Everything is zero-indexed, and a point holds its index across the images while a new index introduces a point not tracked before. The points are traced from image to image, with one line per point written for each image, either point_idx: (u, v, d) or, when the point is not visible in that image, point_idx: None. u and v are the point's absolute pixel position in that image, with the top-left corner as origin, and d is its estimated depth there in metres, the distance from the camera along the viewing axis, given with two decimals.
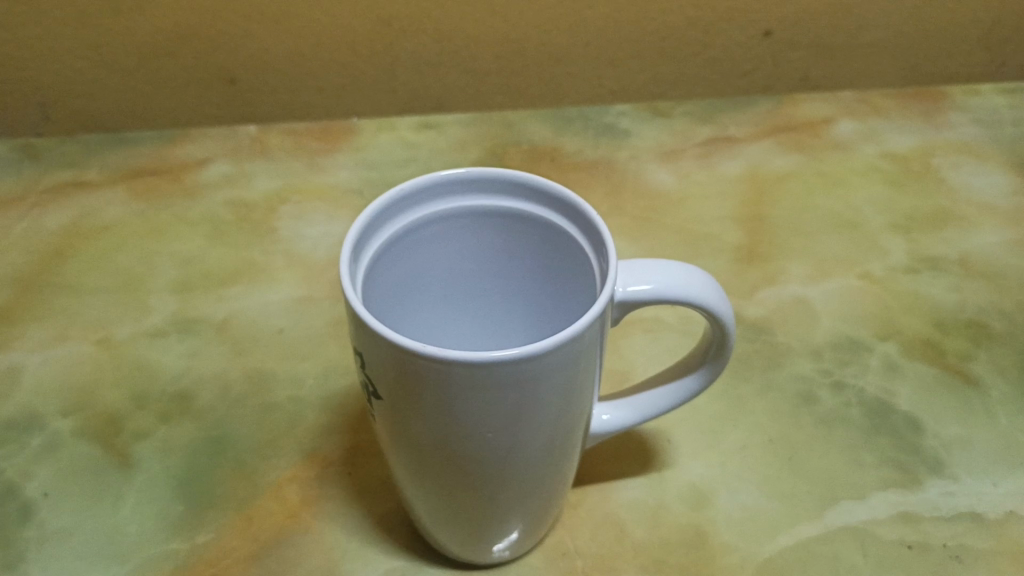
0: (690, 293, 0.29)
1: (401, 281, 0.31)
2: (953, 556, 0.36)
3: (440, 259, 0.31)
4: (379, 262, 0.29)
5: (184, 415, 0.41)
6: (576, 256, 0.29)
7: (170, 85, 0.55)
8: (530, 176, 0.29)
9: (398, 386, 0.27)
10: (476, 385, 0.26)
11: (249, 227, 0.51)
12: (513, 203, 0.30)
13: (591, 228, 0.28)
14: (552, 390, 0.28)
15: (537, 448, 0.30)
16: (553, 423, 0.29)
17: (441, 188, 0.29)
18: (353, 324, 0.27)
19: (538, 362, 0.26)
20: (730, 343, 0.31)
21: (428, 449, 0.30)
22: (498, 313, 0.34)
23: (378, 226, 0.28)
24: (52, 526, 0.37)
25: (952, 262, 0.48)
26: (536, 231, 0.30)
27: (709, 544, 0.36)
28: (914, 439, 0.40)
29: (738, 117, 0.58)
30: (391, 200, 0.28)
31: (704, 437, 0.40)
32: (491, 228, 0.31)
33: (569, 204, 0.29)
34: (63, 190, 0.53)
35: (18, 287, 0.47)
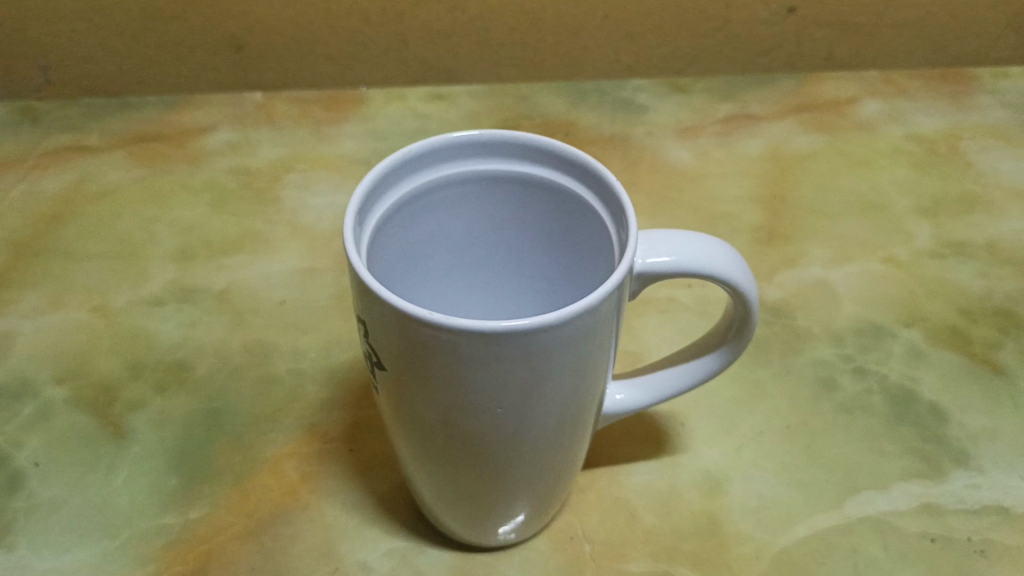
0: (713, 267, 0.27)
1: (408, 249, 0.29)
2: (978, 551, 0.34)
3: (449, 226, 0.30)
4: (385, 227, 0.27)
5: (180, 386, 0.40)
6: (593, 225, 0.28)
7: (174, 50, 0.54)
8: (547, 139, 0.27)
9: (403, 357, 0.26)
10: (486, 357, 0.25)
11: (252, 196, 0.50)
12: (528, 168, 0.28)
13: (611, 195, 0.26)
14: (566, 365, 0.26)
15: (547, 426, 0.28)
16: (565, 400, 0.28)
17: (453, 150, 0.28)
18: (357, 290, 0.26)
19: (551, 334, 0.24)
20: (753, 321, 0.29)
21: (433, 425, 0.28)
22: (510, 284, 0.32)
23: (385, 188, 0.27)
24: (41, 497, 0.36)
25: (980, 247, 0.47)
26: (551, 199, 0.29)
27: (723, 532, 0.35)
28: (938, 429, 0.38)
29: (759, 95, 0.57)
30: (399, 161, 0.27)
31: (719, 422, 0.39)
32: (504, 194, 0.29)
33: (588, 170, 0.27)
34: (62, 154, 0.52)
35: (13, 250, 0.46)
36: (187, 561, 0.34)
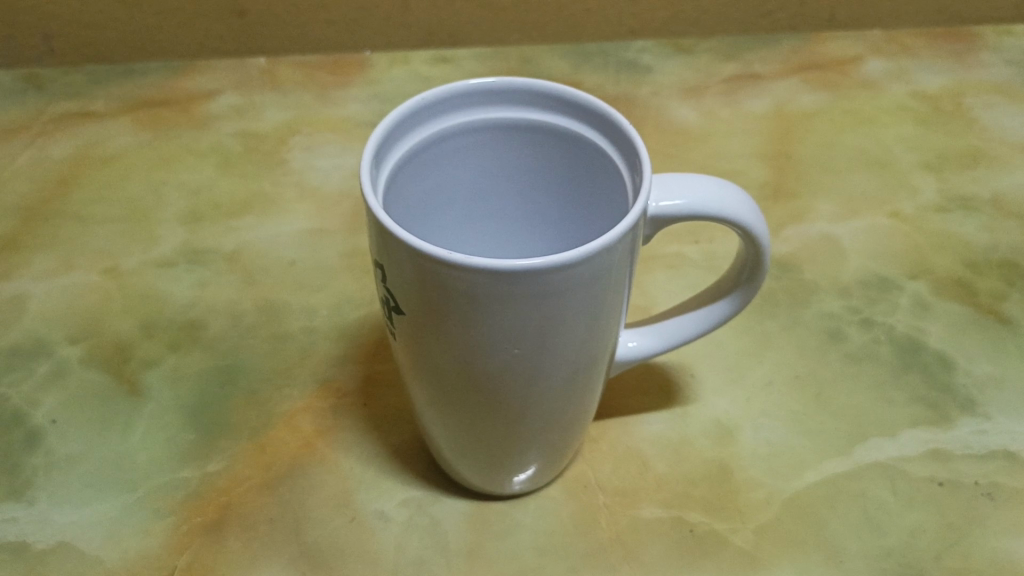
0: (723, 209, 0.27)
1: (422, 196, 0.30)
2: (986, 494, 0.35)
3: (463, 173, 0.30)
4: (399, 174, 0.28)
5: (194, 344, 0.40)
6: (606, 171, 0.28)
7: (176, 16, 0.54)
8: (559, 84, 0.27)
9: (421, 301, 0.26)
10: (503, 297, 0.25)
11: (260, 158, 0.50)
12: (541, 115, 0.28)
13: (624, 140, 0.27)
14: (582, 307, 0.26)
15: (563, 370, 0.29)
16: (581, 343, 0.28)
17: (465, 98, 0.28)
18: (373, 233, 0.26)
19: (569, 274, 0.25)
20: (764, 265, 0.30)
21: (450, 369, 0.28)
22: (522, 229, 0.33)
23: (400, 136, 0.27)
24: (61, 453, 0.36)
25: (984, 201, 0.47)
26: (564, 145, 0.29)
27: (734, 478, 0.35)
28: (945, 377, 0.39)
29: (763, 54, 0.57)
30: (414, 107, 0.27)
31: (728, 373, 0.39)
32: (518, 141, 0.29)
33: (600, 115, 0.27)
34: (68, 119, 0.52)
35: (23, 215, 0.46)
36: (206, 513, 0.34)
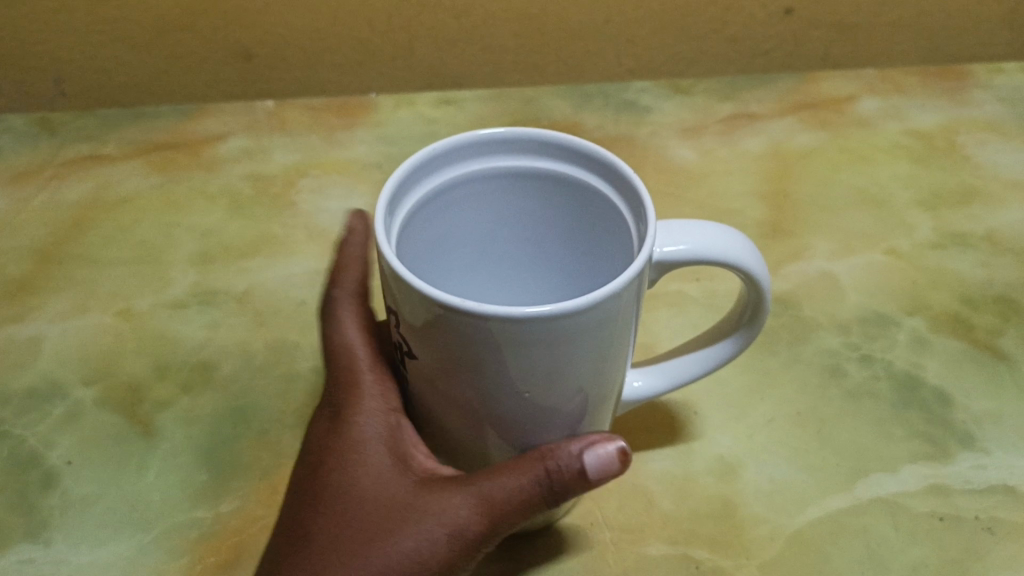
0: (726, 254, 0.28)
1: (433, 242, 0.31)
2: (985, 529, 0.35)
3: (473, 221, 0.31)
4: (412, 221, 0.29)
5: (206, 385, 0.41)
6: (612, 217, 0.29)
7: (186, 61, 0.55)
8: (566, 135, 0.28)
9: (436, 345, 0.26)
10: (515, 342, 0.25)
11: (268, 200, 0.51)
12: (548, 164, 0.29)
13: (630, 189, 0.27)
14: (593, 350, 0.27)
15: (574, 412, 0.29)
16: (592, 384, 0.28)
17: (475, 149, 0.29)
18: (388, 279, 0.26)
19: (578, 319, 0.25)
20: (765, 307, 0.30)
21: (465, 410, 0.29)
22: (531, 274, 0.34)
23: (412, 185, 0.28)
24: (76, 494, 0.37)
25: (979, 238, 0.48)
26: (570, 192, 0.30)
27: (738, 515, 0.36)
28: (943, 412, 0.40)
29: (760, 94, 0.58)
30: (425, 158, 0.28)
31: (731, 410, 0.40)
32: (526, 190, 0.30)
33: (605, 164, 0.28)
34: (80, 163, 0.53)
35: (37, 259, 0.47)
36: (219, 553, 0.35)
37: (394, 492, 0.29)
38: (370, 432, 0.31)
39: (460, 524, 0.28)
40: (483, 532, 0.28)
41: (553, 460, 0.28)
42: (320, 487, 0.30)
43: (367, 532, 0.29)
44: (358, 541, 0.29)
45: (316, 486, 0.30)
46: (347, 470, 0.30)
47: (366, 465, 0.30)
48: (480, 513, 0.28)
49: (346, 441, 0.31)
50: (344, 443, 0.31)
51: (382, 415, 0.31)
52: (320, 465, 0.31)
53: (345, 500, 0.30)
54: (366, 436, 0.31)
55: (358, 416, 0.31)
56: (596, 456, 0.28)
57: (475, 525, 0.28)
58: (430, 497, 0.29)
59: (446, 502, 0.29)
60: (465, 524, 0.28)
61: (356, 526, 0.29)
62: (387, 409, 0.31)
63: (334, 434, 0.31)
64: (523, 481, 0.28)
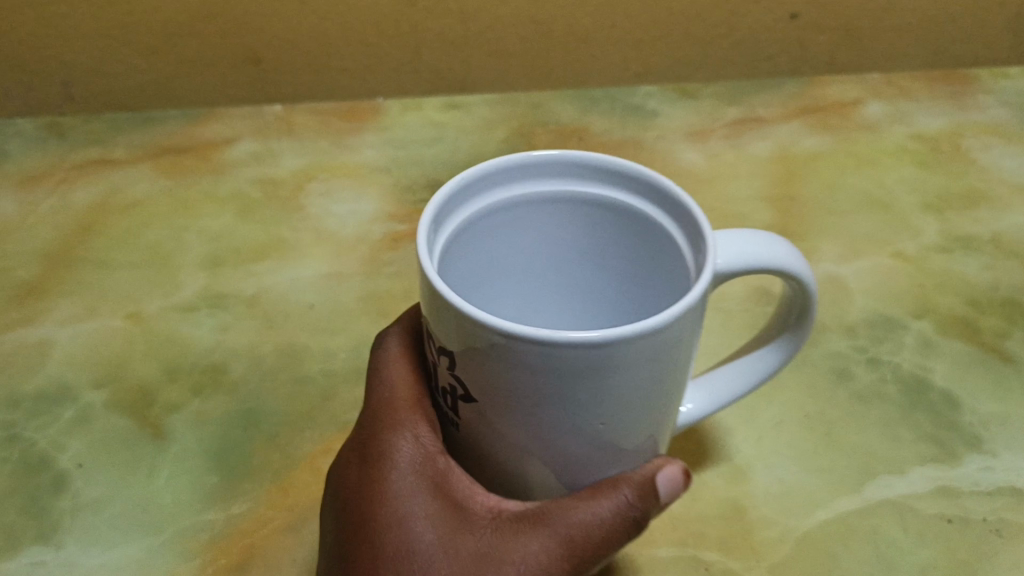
0: (784, 258, 0.26)
1: (470, 271, 0.29)
2: (993, 531, 0.35)
3: (508, 251, 0.30)
4: (448, 250, 0.27)
5: (216, 388, 0.41)
6: (657, 238, 0.27)
7: (194, 66, 0.55)
8: (604, 155, 0.27)
9: (492, 389, 0.23)
10: (587, 376, 0.22)
11: (277, 204, 0.51)
12: (587, 185, 0.28)
13: (679, 204, 0.26)
14: (664, 383, 0.24)
15: (635, 451, 0.26)
16: (655, 423, 0.26)
17: (511, 172, 0.27)
18: (437, 316, 0.23)
19: (657, 346, 0.22)
20: (812, 310, 0.29)
21: (515, 456, 0.26)
22: (567, 308, 0.32)
23: (449, 212, 0.26)
24: (87, 496, 0.37)
25: (984, 241, 0.48)
26: (612, 215, 0.28)
27: (748, 517, 0.36)
28: (950, 415, 0.40)
29: (765, 99, 0.58)
30: (460, 183, 0.26)
31: (739, 413, 0.40)
32: (563, 216, 0.29)
33: (652, 182, 0.27)
34: (88, 167, 0.53)
35: (46, 262, 0.47)
36: (230, 555, 0.35)
37: (462, 545, 0.28)
38: (417, 484, 0.28)
39: (538, 572, 0.27)
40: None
41: (625, 491, 0.27)
42: (370, 553, 0.28)
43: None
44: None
45: (368, 552, 0.28)
46: (404, 531, 0.28)
47: (423, 521, 0.28)
48: (561, 556, 0.27)
49: (393, 495, 0.28)
50: (388, 500, 0.28)
51: (426, 460, 0.29)
52: (369, 525, 0.28)
53: (409, 567, 0.27)
54: (414, 486, 0.28)
55: (401, 467, 0.29)
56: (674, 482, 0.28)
57: (555, 568, 0.27)
58: (506, 546, 0.27)
59: (526, 549, 0.27)
60: (545, 570, 0.27)
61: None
62: (431, 452, 0.29)
63: (376, 487, 0.29)
64: (601, 518, 0.27)
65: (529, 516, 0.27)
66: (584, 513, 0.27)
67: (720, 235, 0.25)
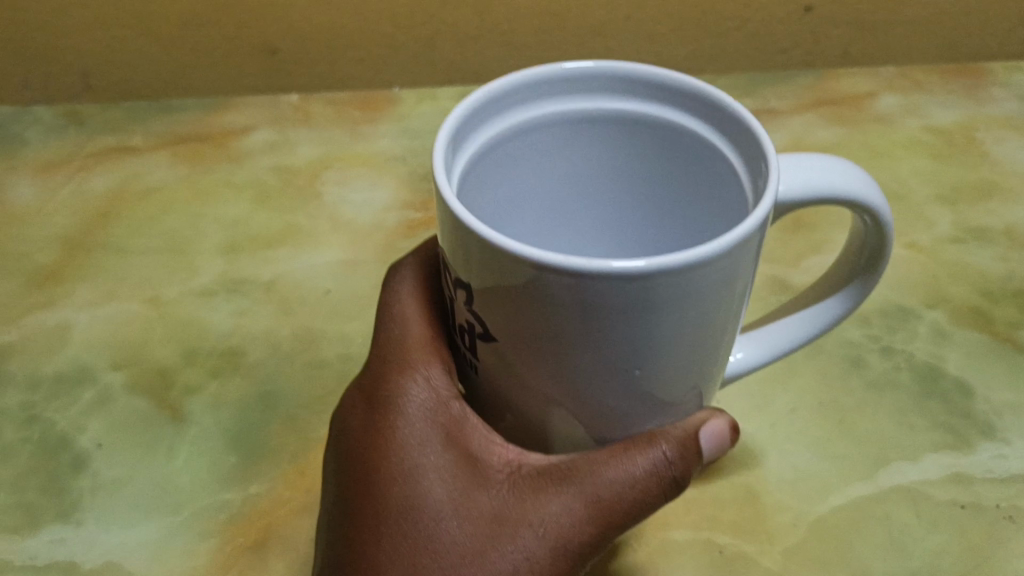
0: (851, 190, 0.25)
1: (498, 192, 0.29)
2: (1006, 517, 0.36)
3: (538, 171, 0.30)
4: (475, 166, 0.27)
5: (234, 371, 0.42)
6: (705, 156, 0.27)
7: (211, 55, 0.56)
8: (649, 66, 0.27)
9: (526, 324, 0.23)
10: (631, 307, 0.21)
11: (293, 192, 0.51)
12: (622, 102, 0.28)
13: (736, 118, 0.25)
14: (716, 315, 0.23)
15: (681, 391, 0.25)
16: (704, 360, 0.25)
17: (541, 88, 0.27)
18: (461, 246, 0.22)
19: (708, 272, 0.21)
20: (886, 254, 0.28)
21: (552, 396, 0.25)
22: (604, 227, 0.32)
23: (474, 127, 0.26)
24: (106, 476, 0.38)
25: (998, 233, 0.48)
26: (648, 131, 0.28)
27: (761, 501, 0.36)
28: (964, 404, 0.40)
29: (779, 91, 0.58)
30: (489, 96, 0.26)
31: (753, 399, 0.40)
32: (597, 134, 0.29)
33: (692, 93, 0.26)
34: (107, 155, 0.54)
35: (65, 247, 0.48)
36: (249, 534, 0.35)
37: (481, 502, 0.28)
38: (430, 432, 0.29)
39: (560, 529, 0.28)
40: (587, 538, 0.28)
41: (662, 448, 0.27)
42: (380, 505, 0.28)
43: (458, 556, 0.27)
44: (447, 567, 0.27)
45: (378, 502, 0.28)
46: (416, 483, 0.28)
47: (435, 473, 0.28)
48: (583, 517, 0.28)
49: (404, 443, 0.29)
50: (401, 452, 0.29)
51: (439, 407, 0.29)
52: (379, 473, 0.29)
53: (423, 522, 0.28)
54: (427, 435, 0.29)
55: (413, 413, 0.29)
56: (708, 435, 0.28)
57: (575, 528, 0.28)
58: (525, 504, 0.28)
59: (546, 508, 0.28)
60: (567, 530, 0.28)
61: (440, 549, 0.27)
62: (445, 398, 0.29)
63: (385, 434, 0.29)
64: (629, 476, 0.27)
65: (551, 473, 0.28)
66: (610, 471, 0.27)
67: (782, 159, 0.24)
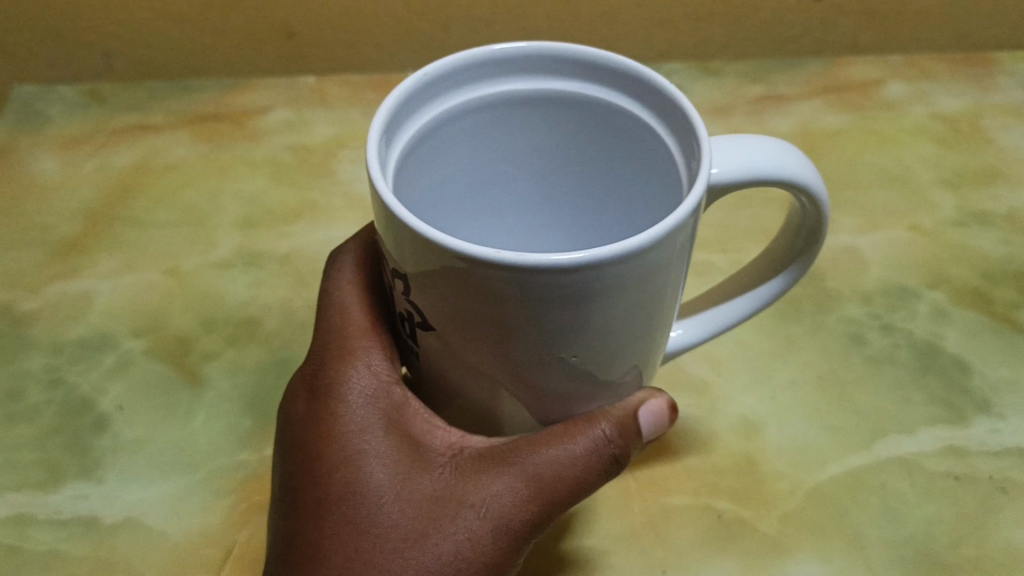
0: (787, 172, 0.25)
1: (438, 177, 0.30)
2: (999, 488, 0.37)
3: (479, 154, 0.30)
4: (412, 154, 0.27)
5: (250, 339, 0.43)
6: (642, 137, 0.28)
7: (230, 38, 0.57)
8: (584, 47, 0.27)
9: (458, 310, 0.23)
10: (557, 296, 0.22)
11: (309, 169, 0.52)
12: (559, 82, 0.28)
13: (671, 101, 0.26)
14: (646, 297, 0.24)
15: (619, 366, 0.26)
16: (639, 337, 0.25)
17: (476, 70, 0.27)
18: (388, 230, 0.23)
19: (633, 262, 0.22)
20: (825, 229, 0.29)
21: (492, 373, 0.26)
22: (547, 205, 0.33)
23: (411, 112, 0.27)
24: (126, 436, 0.39)
25: (1000, 217, 0.49)
26: (588, 114, 0.29)
27: (760, 470, 0.37)
28: (961, 379, 0.41)
29: (788, 77, 0.59)
30: (421, 82, 0.26)
31: (755, 372, 0.41)
32: (536, 116, 0.29)
33: (630, 77, 0.27)
34: (129, 132, 0.55)
35: (88, 220, 0.49)
36: (263, 492, 0.37)
37: (424, 487, 0.29)
38: (372, 418, 0.30)
39: (503, 511, 0.29)
40: (528, 517, 0.29)
41: (601, 427, 0.28)
42: (322, 493, 0.29)
43: (401, 539, 0.28)
44: (390, 551, 0.28)
45: (322, 488, 0.29)
46: (358, 469, 0.29)
47: (377, 459, 0.29)
48: (525, 496, 0.29)
49: (347, 430, 0.30)
50: (343, 438, 0.30)
51: (380, 393, 0.30)
52: (321, 461, 0.30)
53: (365, 508, 0.29)
54: (368, 420, 0.30)
55: (355, 399, 0.30)
56: (648, 415, 0.30)
57: (517, 508, 0.29)
58: (466, 486, 0.29)
59: (488, 489, 0.29)
60: (508, 510, 0.29)
61: (383, 533, 0.28)
62: (385, 384, 0.31)
63: (327, 422, 0.30)
64: (568, 455, 0.28)
65: (492, 457, 0.29)
66: (549, 451, 0.28)
67: (717, 142, 0.25)
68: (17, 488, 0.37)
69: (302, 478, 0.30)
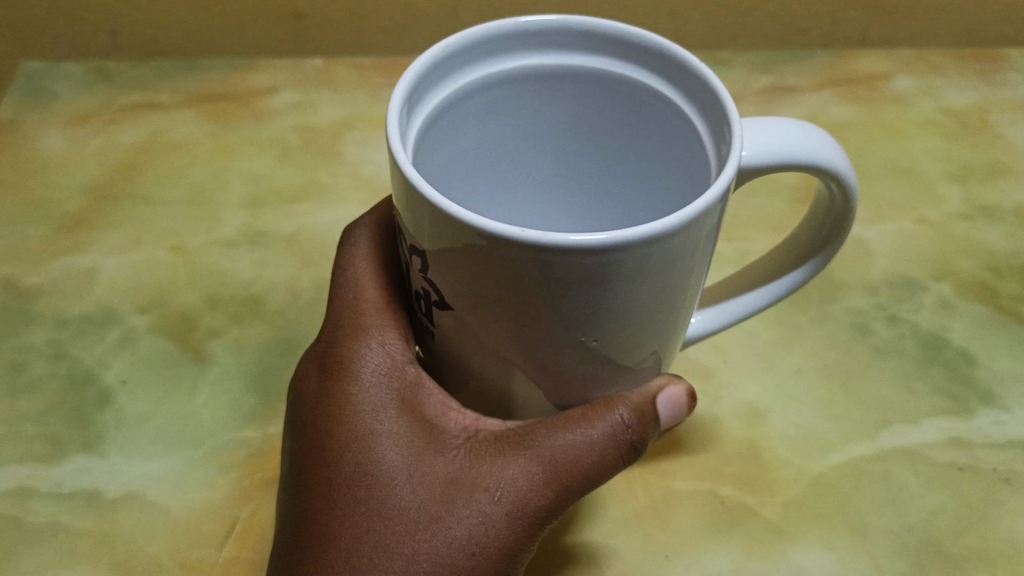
0: (818, 156, 0.25)
1: (455, 153, 0.30)
2: (1003, 479, 0.37)
3: (496, 130, 0.30)
4: (432, 129, 0.27)
5: (255, 317, 0.43)
6: (669, 117, 0.27)
7: (237, 17, 0.57)
8: (612, 21, 0.27)
9: (479, 288, 0.23)
10: (585, 276, 0.22)
11: (316, 150, 0.52)
12: (585, 59, 0.28)
13: (700, 81, 0.26)
14: (674, 279, 0.24)
15: (642, 350, 0.26)
16: (663, 320, 0.25)
17: (500, 44, 0.27)
18: (408, 203, 0.23)
19: (664, 244, 0.22)
20: (851, 217, 0.29)
21: (512, 354, 0.26)
22: (563, 180, 0.33)
23: (433, 83, 0.26)
24: (129, 411, 0.39)
25: (1007, 211, 0.49)
26: (613, 91, 0.28)
27: (765, 457, 0.37)
28: (966, 371, 0.41)
29: (797, 68, 0.59)
30: (445, 55, 0.26)
31: (760, 360, 0.41)
32: (558, 91, 0.29)
33: (659, 54, 0.27)
34: (135, 110, 0.55)
35: (93, 196, 0.49)
36: (267, 470, 0.37)
37: (438, 470, 0.29)
38: (386, 397, 0.30)
39: (518, 495, 0.28)
40: (544, 502, 0.29)
41: (620, 412, 0.28)
42: (334, 474, 0.29)
43: (413, 522, 0.28)
44: (402, 533, 0.28)
45: (334, 469, 0.29)
46: (371, 449, 0.29)
47: (390, 439, 0.29)
48: (541, 481, 0.28)
49: (360, 409, 0.30)
50: (356, 418, 0.29)
51: (394, 371, 0.30)
52: (333, 441, 0.29)
53: (378, 490, 0.28)
54: (382, 399, 0.30)
55: (368, 377, 0.30)
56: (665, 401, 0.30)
57: (533, 493, 0.28)
58: (481, 470, 0.29)
59: (503, 473, 0.29)
60: (524, 494, 0.28)
61: (396, 516, 0.28)
62: (399, 363, 0.31)
63: (340, 400, 0.30)
64: (586, 439, 0.28)
65: (507, 440, 0.29)
66: (566, 435, 0.28)
67: (749, 126, 0.25)
68: (19, 461, 0.37)
69: (313, 458, 0.30)
